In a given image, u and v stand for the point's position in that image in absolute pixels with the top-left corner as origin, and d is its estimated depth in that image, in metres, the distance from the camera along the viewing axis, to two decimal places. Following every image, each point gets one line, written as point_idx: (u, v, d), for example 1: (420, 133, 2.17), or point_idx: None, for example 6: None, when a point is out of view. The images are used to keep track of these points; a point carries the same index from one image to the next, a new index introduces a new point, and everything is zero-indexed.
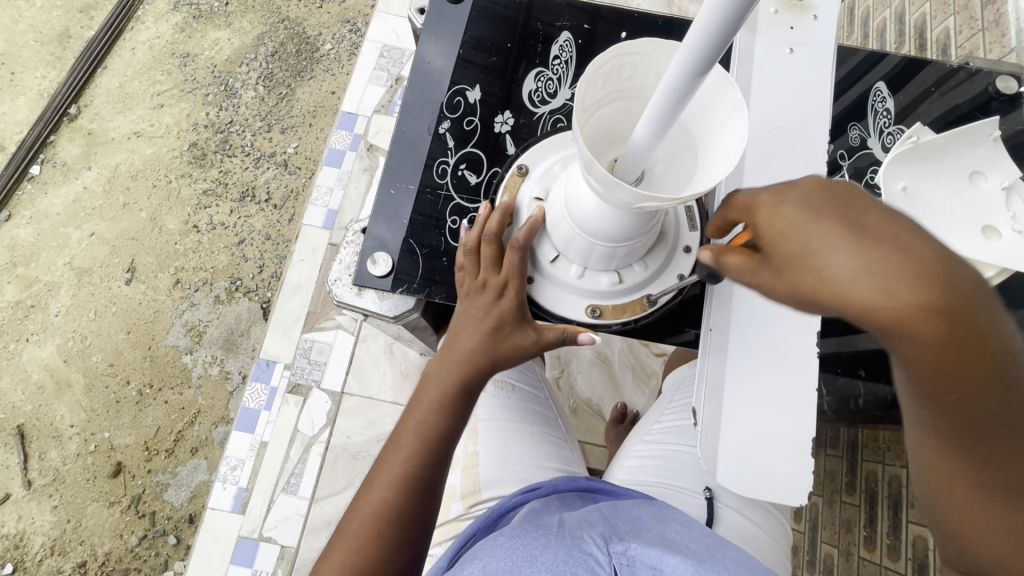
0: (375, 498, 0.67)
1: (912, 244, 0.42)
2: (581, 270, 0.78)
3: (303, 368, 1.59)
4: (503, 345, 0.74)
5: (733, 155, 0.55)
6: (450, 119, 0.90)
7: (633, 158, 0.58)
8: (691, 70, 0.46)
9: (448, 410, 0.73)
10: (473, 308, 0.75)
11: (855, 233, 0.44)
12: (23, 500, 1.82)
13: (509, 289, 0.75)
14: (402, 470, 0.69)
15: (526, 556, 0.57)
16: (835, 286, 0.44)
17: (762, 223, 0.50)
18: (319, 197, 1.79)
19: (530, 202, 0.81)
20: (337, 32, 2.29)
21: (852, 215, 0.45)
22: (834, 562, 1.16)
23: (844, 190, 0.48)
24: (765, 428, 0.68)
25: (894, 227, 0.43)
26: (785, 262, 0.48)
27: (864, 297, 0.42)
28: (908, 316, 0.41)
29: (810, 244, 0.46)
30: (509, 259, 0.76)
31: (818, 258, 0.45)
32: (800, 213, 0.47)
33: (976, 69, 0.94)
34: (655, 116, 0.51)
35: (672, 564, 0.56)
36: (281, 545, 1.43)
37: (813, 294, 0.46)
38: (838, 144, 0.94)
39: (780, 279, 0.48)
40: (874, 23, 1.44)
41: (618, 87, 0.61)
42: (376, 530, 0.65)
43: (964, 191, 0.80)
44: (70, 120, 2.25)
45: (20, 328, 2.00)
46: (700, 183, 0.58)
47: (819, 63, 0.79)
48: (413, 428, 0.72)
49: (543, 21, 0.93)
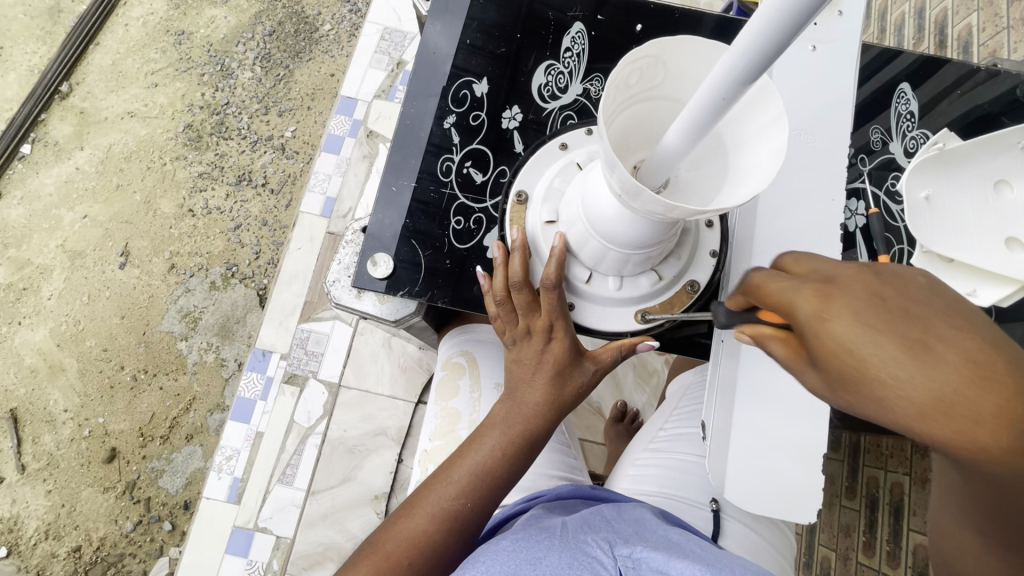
0: (414, 527, 0.65)
1: (993, 369, 0.32)
2: (619, 280, 0.75)
3: (300, 358, 1.57)
4: (567, 389, 0.72)
5: (778, 134, 0.53)
6: (456, 113, 0.87)
7: (665, 167, 0.55)
8: (737, 80, 0.43)
9: (509, 455, 0.69)
10: (526, 354, 0.72)
11: (917, 350, 0.34)
12: (17, 484, 1.81)
13: (557, 331, 0.72)
14: (448, 508, 0.66)
15: (530, 559, 0.56)
16: (901, 418, 0.35)
17: (801, 323, 0.40)
18: (317, 183, 1.75)
19: (544, 227, 0.77)
20: (337, 12, 2.22)
21: (913, 324, 0.35)
22: (831, 565, 1.15)
23: (895, 284, 0.38)
24: (778, 439, 0.66)
25: (968, 345, 0.33)
26: (832, 377, 0.38)
27: (937, 432, 0.34)
28: (993, 455, 0.33)
29: (866, 363, 0.35)
30: (546, 300, 0.71)
31: (874, 385, 0.35)
32: (851, 318, 0.37)
33: (999, 69, 0.91)
34: (692, 125, 0.48)
35: (679, 567, 0.53)
36: (276, 535, 1.42)
37: (872, 416, 0.36)
38: (858, 146, 0.91)
39: (830, 391, 0.39)
40: (891, 16, 1.40)
41: (628, 93, 0.57)
42: (409, 560, 0.63)
43: (988, 201, 0.77)
44: (62, 97, 2.20)
45: (12, 311, 1.97)
46: (746, 170, 0.56)
47: (842, 64, 0.75)
48: (466, 465, 0.68)
49: (553, 9, 0.89)
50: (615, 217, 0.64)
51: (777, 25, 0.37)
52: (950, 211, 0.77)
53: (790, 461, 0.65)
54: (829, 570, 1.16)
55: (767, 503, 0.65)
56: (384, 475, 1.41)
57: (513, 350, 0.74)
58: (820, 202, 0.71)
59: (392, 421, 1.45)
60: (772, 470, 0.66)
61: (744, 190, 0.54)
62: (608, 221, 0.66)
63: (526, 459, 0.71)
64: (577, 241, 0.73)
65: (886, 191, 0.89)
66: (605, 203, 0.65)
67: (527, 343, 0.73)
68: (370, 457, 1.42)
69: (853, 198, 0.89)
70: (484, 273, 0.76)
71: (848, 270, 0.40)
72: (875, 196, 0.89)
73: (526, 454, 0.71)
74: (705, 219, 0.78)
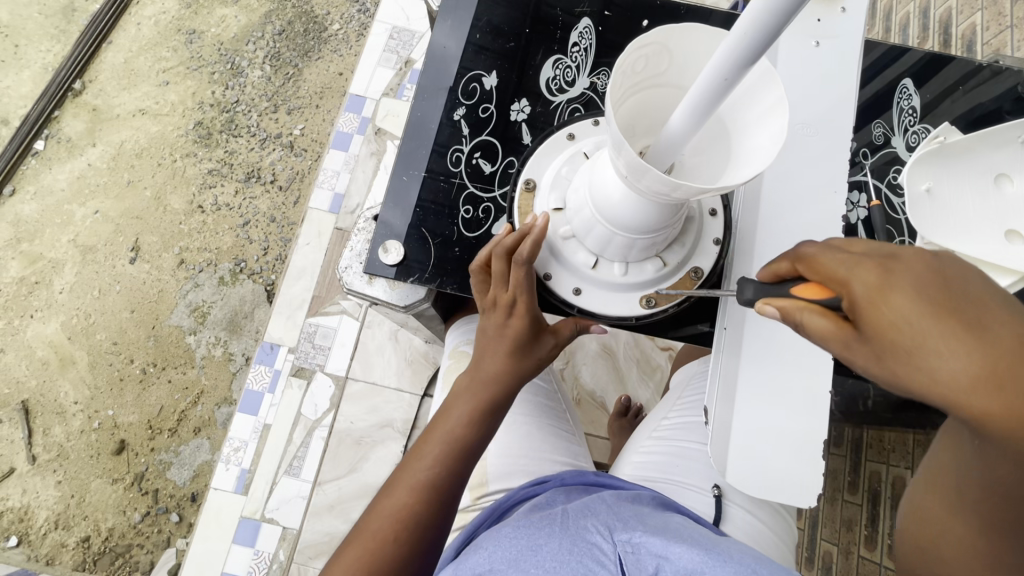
0: (397, 503, 0.65)
1: None
2: (625, 266, 0.77)
3: (308, 351, 1.59)
4: (524, 361, 0.76)
5: (779, 119, 0.55)
6: (465, 106, 0.89)
7: (670, 150, 0.57)
8: (736, 64, 0.45)
9: (473, 422, 0.73)
10: (489, 326, 0.76)
11: (976, 331, 0.38)
12: (27, 474, 1.84)
13: (518, 308, 0.74)
14: (425, 478, 0.67)
15: (531, 546, 0.58)
16: (946, 391, 0.38)
17: (857, 299, 0.43)
18: (325, 180, 1.78)
19: (553, 214, 0.79)
20: (346, 12, 2.25)
21: (966, 309, 0.39)
22: (832, 560, 1.16)
23: (952, 272, 0.41)
24: (778, 425, 0.67)
25: (1021, 329, 0.37)
26: (887, 350, 0.41)
27: (979, 404, 0.37)
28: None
29: (923, 340, 0.39)
30: (515, 276, 0.73)
31: (930, 357, 0.39)
32: (909, 300, 0.40)
33: (1001, 67, 0.92)
34: (696, 108, 0.50)
35: (677, 553, 0.54)
36: (283, 526, 1.44)
37: (919, 389, 0.40)
38: (861, 141, 0.92)
39: (873, 363, 0.42)
40: (896, 16, 1.41)
41: (634, 80, 0.59)
42: (395, 536, 0.63)
43: (989, 195, 0.78)
44: (75, 95, 2.23)
45: (24, 304, 2.00)
46: (748, 153, 0.58)
47: (844, 59, 0.77)
48: (437, 437, 0.71)
49: (561, 7, 0.91)
50: (621, 201, 0.66)
51: (775, 6, 0.39)
52: (951, 203, 0.78)
53: (790, 450, 0.67)
54: (831, 564, 1.16)
55: (768, 487, 0.67)
56: (390, 466, 1.43)
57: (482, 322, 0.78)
58: (822, 194, 0.73)
59: (398, 414, 1.47)
60: (773, 459, 0.67)
61: (746, 171, 0.56)
62: (612, 205, 0.67)
63: (490, 426, 0.74)
64: (583, 227, 0.74)
65: (888, 184, 0.90)
66: (612, 188, 0.67)
67: (492, 316, 0.76)
68: (376, 448, 1.44)
69: (855, 191, 0.90)
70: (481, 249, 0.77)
71: (912, 252, 0.43)
72: (877, 190, 0.91)
73: (492, 421, 0.74)
74: (709, 207, 0.80)
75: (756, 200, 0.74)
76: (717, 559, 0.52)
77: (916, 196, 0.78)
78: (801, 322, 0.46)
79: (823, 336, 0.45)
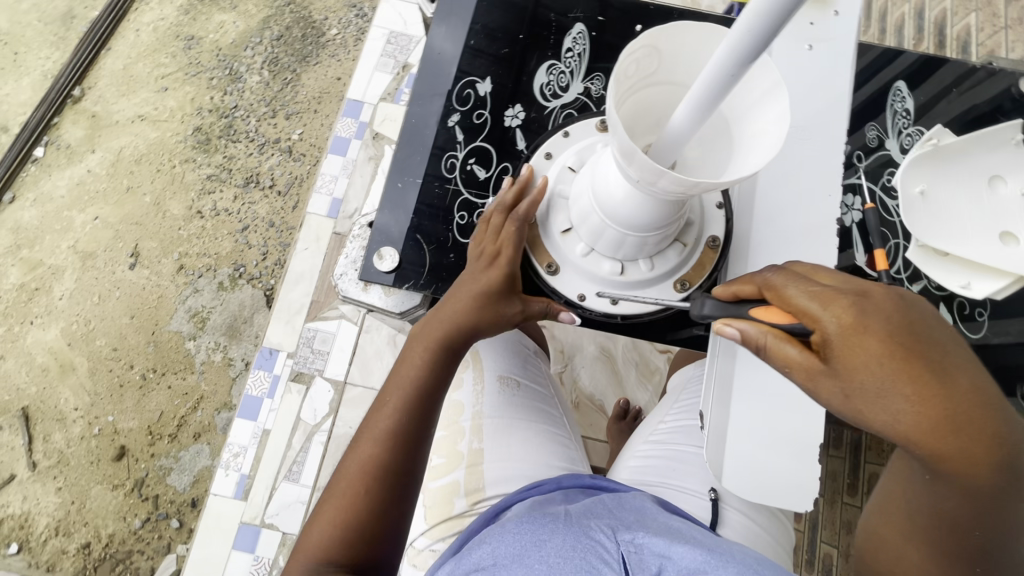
0: (363, 456, 0.66)
1: (983, 396, 0.46)
2: (651, 261, 0.78)
3: (307, 356, 1.59)
4: (494, 313, 0.75)
5: (779, 98, 0.56)
6: (459, 112, 0.89)
7: (674, 145, 0.57)
8: (737, 62, 0.46)
9: (431, 363, 0.72)
10: (473, 267, 0.77)
11: (936, 374, 0.45)
12: (28, 480, 1.84)
13: (502, 257, 0.76)
14: (387, 427, 0.67)
15: (535, 541, 0.56)
16: (906, 429, 0.46)
17: (831, 336, 0.47)
18: (324, 185, 1.78)
19: (562, 238, 0.80)
20: (343, 17, 2.25)
21: (931, 356, 0.46)
22: (832, 562, 1.15)
23: (918, 319, 0.47)
24: (775, 427, 0.67)
25: (971, 375, 0.46)
26: (853, 387, 0.46)
27: (937, 442, 0.45)
28: (972, 463, 0.45)
29: (888, 381, 0.45)
30: (507, 229, 0.77)
31: (893, 394, 0.45)
32: (881, 344, 0.45)
33: (996, 68, 0.92)
34: (700, 104, 0.51)
35: (680, 552, 0.53)
36: (282, 532, 1.44)
37: (880, 424, 0.46)
38: (855, 144, 0.92)
39: (840, 399, 0.47)
40: (892, 17, 1.41)
41: (630, 82, 0.59)
42: (365, 487, 0.64)
43: (985, 197, 0.78)
44: (74, 102, 2.24)
45: (25, 311, 2.00)
46: (752, 137, 0.59)
47: (838, 62, 0.77)
48: (398, 386, 0.71)
49: (555, 11, 0.91)
50: (626, 199, 0.67)
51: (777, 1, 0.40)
52: (945, 206, 0.78)
53: (787, 452, 0.67)
54: (831, 567, 1.16)
55: (764, 494, 0.67)
56: None
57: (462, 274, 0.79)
58: (818, 195, 0.73)
59: None
60: (775, 461, 0.66)
61: (754, 159, 0.56)
62: (617, 208, 0.69)
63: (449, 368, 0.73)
64: (594, 232, 0.75)
65: (882, 187, 0.91)
66: (615, 186, 0.68)
67: (475, 263, 0.77)
68: None
69: (849, 193, 0.90)
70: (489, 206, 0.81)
71: (878, 290, 0.48)
72: (872, 192, 0.91)
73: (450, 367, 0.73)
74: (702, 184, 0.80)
75: (750, 205, 0.75)
76: (718, 557, 0.52)
77: (910, 198, 0.78)
78: (763, 347, 0.51)
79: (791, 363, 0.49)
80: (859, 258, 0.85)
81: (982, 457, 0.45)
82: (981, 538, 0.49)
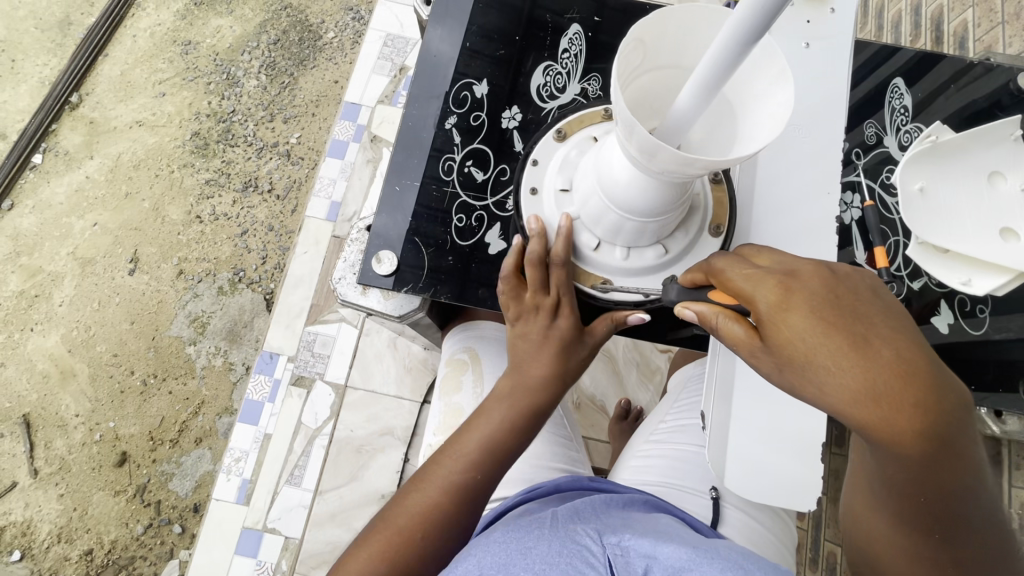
0: (422, 504, 0.66)
1: (914, 371, 0.40)
2: (682, 229, 0.77)
3: (307, 360, 1.59)
4: (568, 365, 0.75)
5: (771, 58, 0.57)
6: (456, 114, 0.89)
7: (683, 126, 0.57)
8: (741, 41, 0.46)
9: (515, 428, 0.72)
10: (534, 327, 0.75)
11: (859, 348, 0.41)
12: (29, 488, 1.84)
13: (562, 309, 0.75)
14: (458, 481, 0.68)
15: (520, 549, 0.55)
16: (834, 402, 0.42)
17: (762, 315, 0.46)
18: (322, 188, 1.78)
19: (596, 254, 0.78)
20: (340, 20, 2.25)
21: (856, 329, 0.42)
22: (836, 561, 1.15)
23: (847, 290, 0.44)
24: (775, 425, 0.67)
25: (898, 347, 0.41)
26: (784, 361, 0.45)
27: (861, 417, 0.41)
28: (903, 442, 0.41)
29: (814, 358, 0.43)
30: (556, 277, 0.75)
31: (818, 370, 0.43)
32: (810, 321, 0.43)
33: (994, 64, 0.92)
34: (705, 84, 0.51)
35: (666, 552, 0.52)
36: (285, 536, 1.44)
37: (809, 399, 0.44)
38: (853, 141, 0.92)
39: (777, 372, 0.46)
40: (889, 13, 1.40)
41: (631, 71, 0.59)
42: (421, 534, 0.64)
43: (983, 194, 0.78)
44: (72, 108, 2.24)
45: (25, 318, 2.00)
46: (754, 98, 0.59)
47: (837, 57, 0.77)
48: (474, 440, 0.70)
49: (551, 12, 0.91)
50: (655, 189, 0.65)
51: None
52: (943, 204, 0.78)
53: (790, 451, 0.66)
54: (835, 565, 1.15)
55: (772, 493, 0.66)
56: (391, 474, 1.42)
57: (516, 325, 0.77)
58: (818, 191, 0.73)
59: (398, 421, 1.46)
60: (780, 459, 0.66)
61: (762, 131, 0.56)
62: (632, 199, 0.68)
63: (530, 429, 0.73)
64: (623, 230, 0.74)
65: (881, 184, 0.90)
66: (627, 173, 0.67)
67: (534, 317, 0.76)
68: (376, 457, 1.44)
69: (848, 191, 0.90)
70: (509, 260, 0.77)
71: (809, 268, 0.47)
72: (870, 189, 0.91)
73: (533, 428, 0.73)
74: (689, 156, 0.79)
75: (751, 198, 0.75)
76: (705, 556, 0.50)
77: (908, 196, 0.78)
78: (716, 328, 0.52)
79: (740, 341, 0.50)
80: (859, 256, 0.84)
81: (913, 435, 0.41)
82: (925, 503, 0.48)
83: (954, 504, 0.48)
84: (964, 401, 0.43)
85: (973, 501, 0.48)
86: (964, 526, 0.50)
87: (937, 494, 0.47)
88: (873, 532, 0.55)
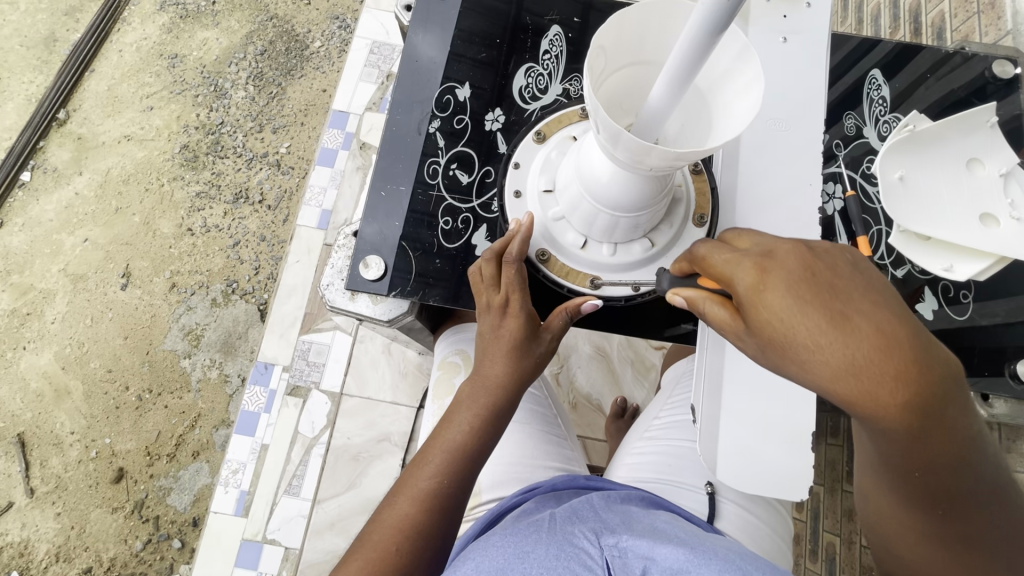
0: (397, 515, 0.66)
1: (896, 340, 0.40)
2: (667, 220, 0.79)
3: (302, 369, 1.59)
4: (523, 362, 0.74)
5: (730, 38, 0.57)
6: (440, 118, 0.89)
7: (660, 119, 0.57)
8: (706, 32, 0.47)
9: (476, 429, 0.72)
10: (485, 328, 0.76)
11: (838, 323, 0.41)
12: (26, 507, 1.82)
13: (511, 306, 0.75)
14: (426, 488, 0.67)
15: (518, 552, 0.54)
16: (816, 378, 0.42)
17: (742, 297, 0.47)
18: (313, 197, 1.78)
19: (584, 251, 0.79)
20: (326, 29, 2.26)
21: (833, 303, 0.42)
22: (835, 551, 1.15)
23: (824, 265, 0.44)
24: (766, 416, 0.67)
25: (878, 319, 0.41)
26: (766, 342, 0.45)
27: (843, 392, 0.41)
28: (891, 413, 0.41)
29: (794, 336, 0.43)
30: (507, 275, 0.75)
31: (800, 347, 0.43)
32: (786, 299, 0.43)
33: (971, 53, 0.93)
34: (676, 77, 0.51)
35: (664, 552, 0.53)
36: (285, 547, 1.43)
37: (793, 376, 0.45)
38: (834, 134, 0.93)
39: (761, 353, 0.47)
40: (868, 7, 1.42)
41: (603, 68, 0.59)
42: (396, 546, 0.63)
43: (963, 180, 0.79)
44: (59, 125, 2.24)
45: (17, 336, 1.99)
46: (722, 79, 0.60)
47: (814, 51, 0.78)
48: (440, 445, 0.71)
49: (532, 14, 0.92)
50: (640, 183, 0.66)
51: None
52: (924, 191, 0.78)
53: (781, 441, 0.67)
54: (834, 555, 1.16)
55: (765, 484, 0.67)
56: (390, 481, 1.42)
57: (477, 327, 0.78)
58: (798, 187, 0.73)
59: (394, 427, 1.46)
60: (771, 450, 0.67)
61: (736, 118, 0.57)
62: (616, 197, 0.69)
63: (496, 432, 0.74)
64: (610, 226, 0.74)
65: (862, 174, 0.91)
66: (608, 169, 0.68)
67: (486, 316, 0.76)
68: (374, 463, 1.43)
69: (830, 182, 0.91)
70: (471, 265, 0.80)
71: (787, 247, 0.47)
72: (852, 180, 0.92)
73: (495, 429, 0.73)
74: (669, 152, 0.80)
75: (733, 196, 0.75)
76: (703, 556, 0.51)
77: (890, 184, 0.79)
78: (705, 313, 0.53)
79: (724, 323, 0.51)
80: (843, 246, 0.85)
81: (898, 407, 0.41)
82: (920, 478, 0.49)
83: (950, 476, 0.48)
84: (953, 370, 0.42)
85: (970, 470, 0.48)
86: (962, 496, 0.50)
87: (930, 468, 0.47)
88: (877, 506, 0.56)
